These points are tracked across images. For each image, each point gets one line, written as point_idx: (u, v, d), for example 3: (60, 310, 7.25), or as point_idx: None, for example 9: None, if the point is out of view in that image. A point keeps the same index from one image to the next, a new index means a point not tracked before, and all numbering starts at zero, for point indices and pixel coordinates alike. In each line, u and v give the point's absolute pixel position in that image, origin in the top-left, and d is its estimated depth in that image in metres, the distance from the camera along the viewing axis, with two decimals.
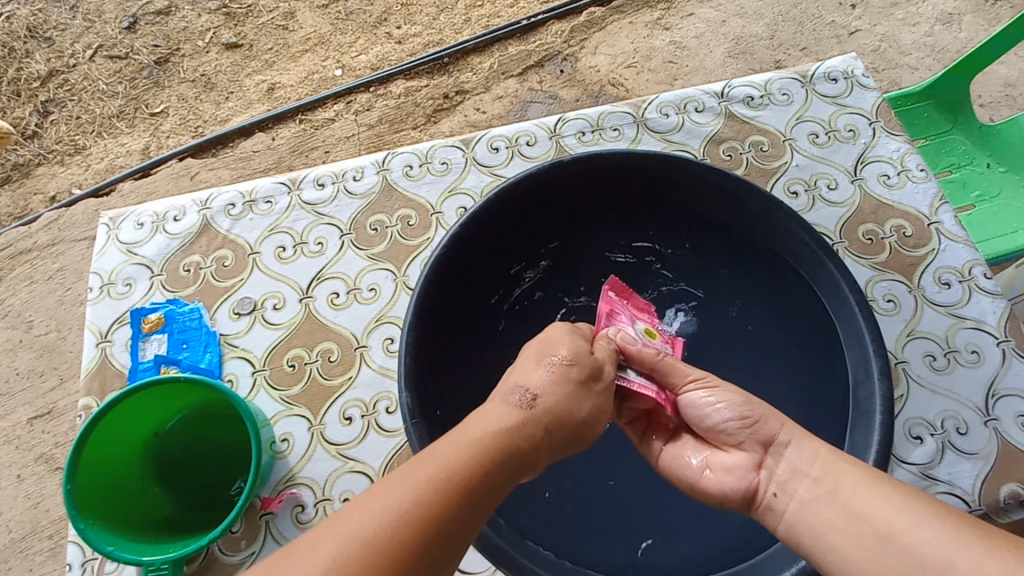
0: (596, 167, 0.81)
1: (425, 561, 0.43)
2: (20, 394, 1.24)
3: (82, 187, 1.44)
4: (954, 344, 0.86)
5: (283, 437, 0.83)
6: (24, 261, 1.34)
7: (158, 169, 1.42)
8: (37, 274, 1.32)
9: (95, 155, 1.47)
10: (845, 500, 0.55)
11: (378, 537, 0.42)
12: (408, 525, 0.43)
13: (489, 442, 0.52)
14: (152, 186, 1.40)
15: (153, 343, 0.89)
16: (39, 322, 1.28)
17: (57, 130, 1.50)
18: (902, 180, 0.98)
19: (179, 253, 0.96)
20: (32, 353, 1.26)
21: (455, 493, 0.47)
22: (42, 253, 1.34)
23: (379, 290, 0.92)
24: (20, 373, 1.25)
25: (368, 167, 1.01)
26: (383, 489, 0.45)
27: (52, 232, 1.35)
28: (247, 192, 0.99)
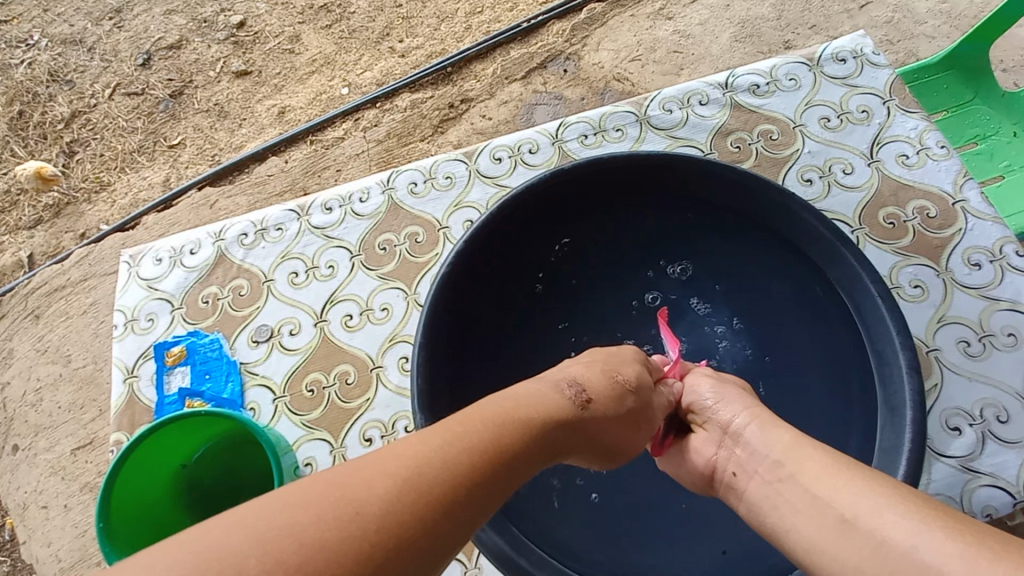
0: (598, 169, 0.80)
1: (459, 522, 0.42)
2: (63, 426, 1.28)
3: (110, 223, 1.49)
4: (989, 328, 0.82)
5: (306, 461, 0.85)
6: (58, 298, 1.39)
7: (179, 200, 1.46)
8: (72, 309, 1.37)
9: (119, 191, 1.52)
10: (814, 518, 0.51)
11: (426, 482, 0.41)
12: (459, 485, 0.43)
13: (541, 424, 0.51)
14: (173, 217, 1.43)
15: (177, 375, 0.91)
16: (77, 355, 1.33)
17: (83, 169, 1.56)
18: (922, 159, 0.94)
19: (197, 286, 0.98)
20: (72, 386, 1.30)
21: (499, 462, 0.46)
22: (75, 289, 1.39)
23: (392, 309, 0.93)
24: (62, 406, 1.30)
25: (374, 187, 1.02)
26: (441, 441, 0.45)
27: (83, 269, 1.40)
28: (258, 221, 1.01)
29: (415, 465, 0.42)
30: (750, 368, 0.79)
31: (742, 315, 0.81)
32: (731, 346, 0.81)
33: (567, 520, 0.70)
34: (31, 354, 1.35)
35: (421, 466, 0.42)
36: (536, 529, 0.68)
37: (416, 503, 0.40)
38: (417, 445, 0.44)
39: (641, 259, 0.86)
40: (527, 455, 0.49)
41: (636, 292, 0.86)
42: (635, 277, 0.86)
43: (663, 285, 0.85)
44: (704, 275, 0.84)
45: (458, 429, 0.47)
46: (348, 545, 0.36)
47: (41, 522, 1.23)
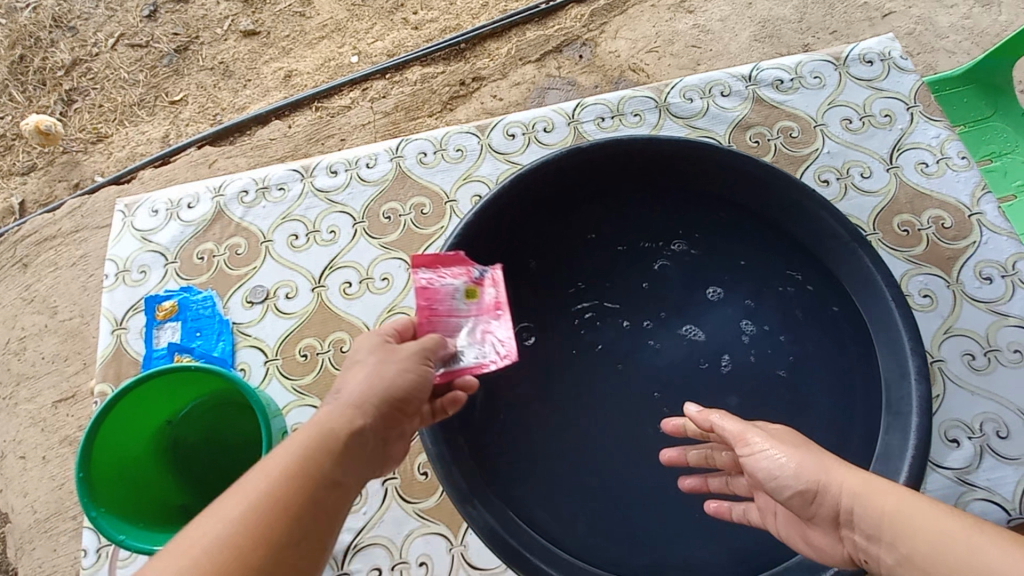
0: (613, 153, 0.79)
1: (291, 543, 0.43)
2: (46, 377, 1.25)
3: (105, 175, 1.45)
4: (995, 343, 0.81)
5: (295, 427, 0.82)
6: (48, 247, 1.36)
7: (178, 157, 1.42)
8: (61, 260, 1.33)
9: (117, 143, 1.48)
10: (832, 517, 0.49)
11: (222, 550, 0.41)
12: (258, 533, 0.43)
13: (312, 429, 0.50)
14: (170, 174, 1.40)
15: (166, 330, 0.88)
16: (64, 307, 1.29)
17: (81, 119, 1.51)
18: (942, 168, 0.92)
19: (192, 241, 0.95)
20: (56, 338, 1.27)
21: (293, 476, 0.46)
22: (66, 239, 1.35)
23: (392, 280, 0.91)
24: (46, 357, 1.27)
25: (382, 154, 0.99)
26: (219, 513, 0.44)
27: (75, 219, 1.36)
28: (260, 179, 0.99)
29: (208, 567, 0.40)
30: (763, 368, 0.74)
31: (752, 315, 0.77)
32: (752, 338, 0.76)
33: (560, 504, 0.68)
34: (17, 302, 1.32)
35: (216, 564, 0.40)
36: (529, 511, 0.67)
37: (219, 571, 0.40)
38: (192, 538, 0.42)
39: (650, 246, 0.82)
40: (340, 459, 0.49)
41: (647, 281, 0.81)
42: (629, 260, 0.82)
43: (673, 276, 0.81)
44: (713, 268, 0.80)
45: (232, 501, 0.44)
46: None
47: (17, 472, 1.20)
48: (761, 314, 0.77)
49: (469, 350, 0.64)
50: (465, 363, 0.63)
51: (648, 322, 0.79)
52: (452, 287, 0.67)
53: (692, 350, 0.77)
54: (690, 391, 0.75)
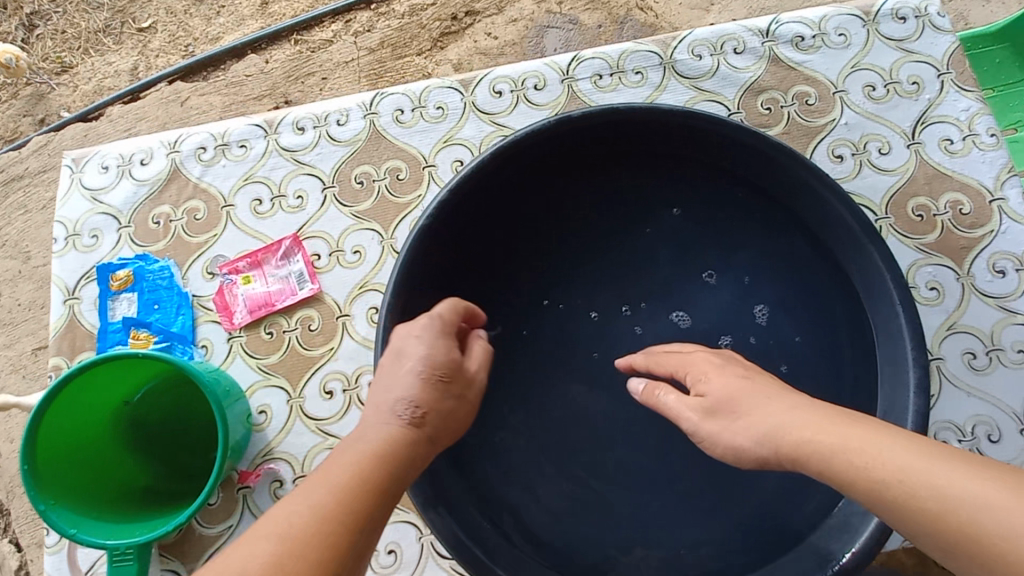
0: (609, 121, 0.68)
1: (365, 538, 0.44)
2: (23, 325, 1.20)
3: (71, 111, 1.33)
4: (999, 342, 0.77)
5: (260, 408, 0.79)
6: (17, 188, 1.26)
7: (147, 92, 1.29)
8: (31, 203, 1.25)
9: (82, 74, 1.35)
10: None
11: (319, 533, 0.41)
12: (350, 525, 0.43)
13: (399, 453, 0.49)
14: (140, 111, 1.27)
15: (122, 302, 0.82)
16: (38, 253, 1.22)
17: (43, 46, 1.37)
18: (967, 146, 0.84)
19: (147, 203, 0.87)
20: (31, 285, 1.21)
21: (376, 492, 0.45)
22: (34, 180, 1.26)
23: (364, 253, 0.84)
24: (21, 304, 1.20)
25: (354, 109, 0.89)
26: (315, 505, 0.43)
27: (41, 159, 1.26)
28: (219, 134, 0.89)
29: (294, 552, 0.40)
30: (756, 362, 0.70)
31: (751, 302, 0.72)
32: (747, 335, 0.72)
33: (533, 498, 0.67)
34: None
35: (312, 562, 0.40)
36: (499, 504, 0.66)
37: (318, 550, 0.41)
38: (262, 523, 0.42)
39: (648, 224, 0.75)
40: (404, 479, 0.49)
41: (642, 264, 0.75)
42: (620, 240, 0.76)
43: (665, 260, 0.75)
44: (713, 253, 0.74)
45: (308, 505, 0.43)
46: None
47: None
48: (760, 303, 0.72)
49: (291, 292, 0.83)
50: (297, 300, 0.82)
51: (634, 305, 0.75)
52: (232, 280, 0.83)
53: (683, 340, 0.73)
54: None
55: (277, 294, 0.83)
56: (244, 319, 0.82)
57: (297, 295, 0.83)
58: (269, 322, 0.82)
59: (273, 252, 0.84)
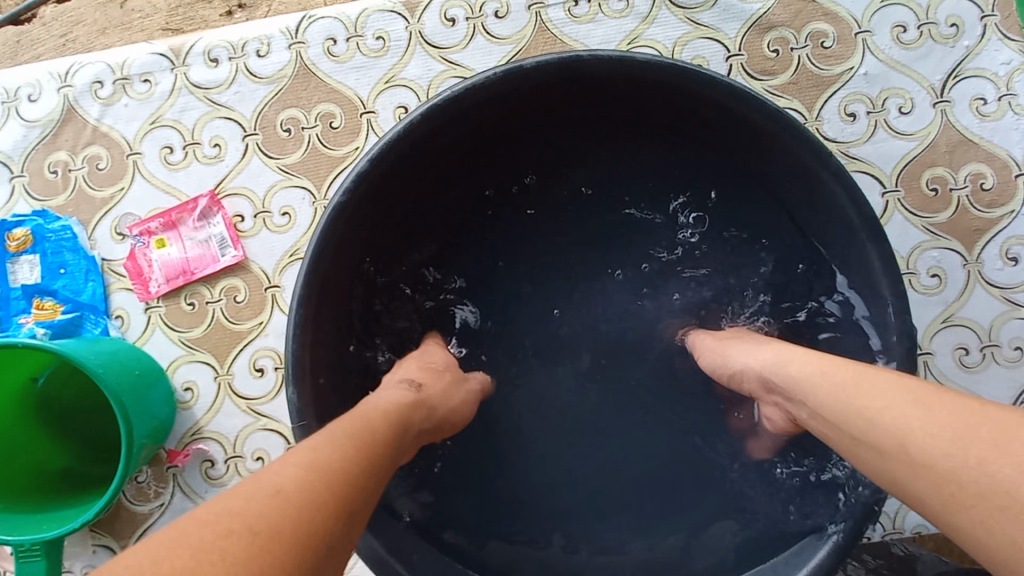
0: (570, 76, 0.54)
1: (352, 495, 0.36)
2: None
3: None
4: (997, 338, 0.69)
5: (185, 386, 0.72)
6: None
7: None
8: None
9: None
10: None
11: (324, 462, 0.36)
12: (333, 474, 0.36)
13: (392, 419, 0.45)
14: (77, 16, 0.78)
15: (23, 265, 0.72)
16: None
17: None
18: (1001, 109, 0.71)
19: (41, 148, 0.75)
20: None
21: (369, 451, 0.40)
22: None
23: (294, 216, 0.73)
24: None
25: (276, 37, 0.74)
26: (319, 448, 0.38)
27: None
28: (117, 65, 0.75)
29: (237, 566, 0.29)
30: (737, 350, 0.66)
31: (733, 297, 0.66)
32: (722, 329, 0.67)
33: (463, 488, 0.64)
34: None
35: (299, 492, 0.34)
36: (428, 495, 0.62)
37: (312, 485, 0.35)
38: (187, 522, 0.31)
39: (618, 211, 0.68)
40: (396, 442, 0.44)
41: (610, 258, 0.68)
42: (586, 211, 0.68)
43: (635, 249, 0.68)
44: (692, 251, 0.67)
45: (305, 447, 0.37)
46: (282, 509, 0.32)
47: None
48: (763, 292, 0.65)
49: (210, 259, 0.73)
50: (218, 268, 0.73)
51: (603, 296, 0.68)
52: (144, 243, 0.74)
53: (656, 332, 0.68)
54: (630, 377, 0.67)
55: (194, 262, 0.73)
56: (159, 290, 0.73)
57: (217, 264, 0.73)
58: (187, 293, 0.73)
59: (186, 212, 0.74)
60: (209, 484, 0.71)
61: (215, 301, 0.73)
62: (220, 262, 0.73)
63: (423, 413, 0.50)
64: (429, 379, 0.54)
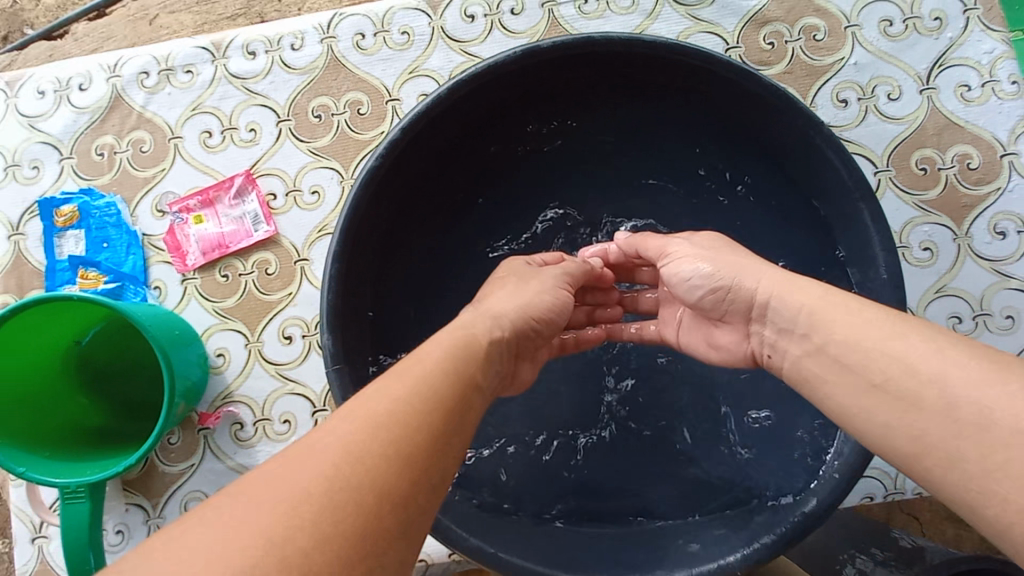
0: (581, 55, 0.60)
1: (400, 434, 0.37)
2: None
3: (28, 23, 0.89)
4: (988, 307, 0.73)
5: (217, 351, 0.76)
6: None
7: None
8: None
9: None
10: None
11: (371, 410, 0.38)
12: (380, 422, 0.37)
13: (449, 360, 0.45)
14: (107, 31, 0.85)
15: (69, 240, 0.78)
16: None
17: None
18: (985, 94, 0.76)
19: (89, 133, 0.81)
20: None
21: (423, 397, 0.40)
22: None
23: (323, 194, 0.79)
24: None
25: (310, 32, 0.81)
26: (367, 399, 0.39)
27: None
28: (162, 57, 0.81)
29: (311, 512, 0.31)
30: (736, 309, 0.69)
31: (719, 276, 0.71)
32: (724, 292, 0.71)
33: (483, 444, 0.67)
34: None
35: (343, 439, 0.35)
36: None
37: (359, 434, 0.36)
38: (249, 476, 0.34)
39: (620, 186, 0.74)
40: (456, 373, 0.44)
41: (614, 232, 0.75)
42: (595, 189, 0.75)
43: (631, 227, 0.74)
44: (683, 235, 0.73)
45: (357, 400, 0.39)
46: (328, 457, 0.34)
47: None
48: None
49: (244, 233, 0.78)
50: (251, 242, 0.78)
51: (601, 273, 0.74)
52: (183, 219, 0.79)
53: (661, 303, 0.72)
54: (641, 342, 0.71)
55: (229, 236, 0.78)
56: (195, 262, 0.78)
57: (250, 238, 0.78)
58: (222, 264, 0.78)
59: (223, 190, 0.79)
60: (238, 445, 0.75)
61: (248, 273, 0.78)
62: (252, 236, 0.78)
63: (489, 322, 0.53)
64: (494, 293, 0.59)
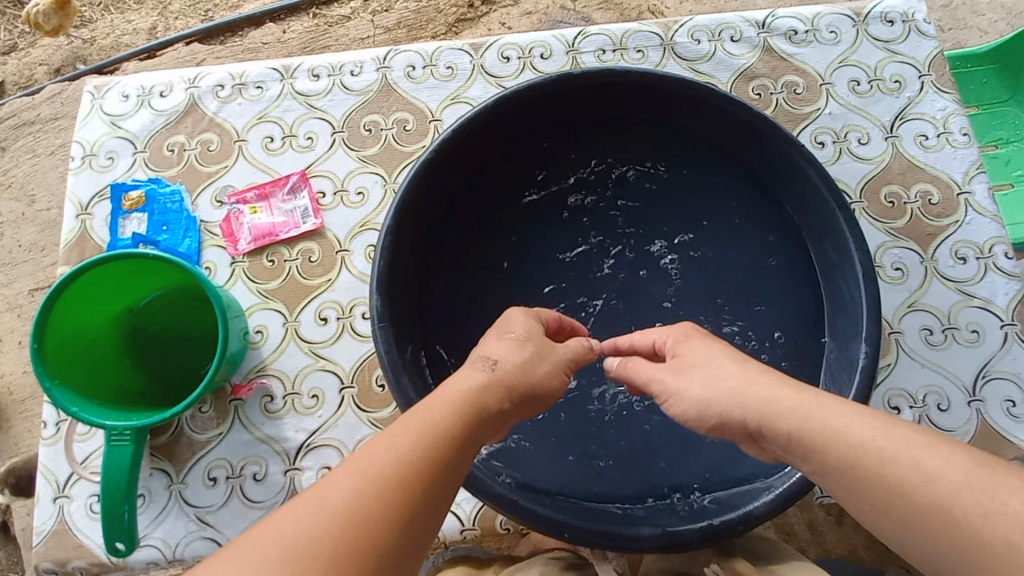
0: (606, 84, 0.74)
1: (404, 501, 0.41)
2: (22, 266, 1.19)
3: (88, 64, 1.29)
4: (955, 321, 0.82)
5: (257, 328, 0.83)
6: (27, 133, 1.25)
7: (164, 52, 1.27)
8: (40, 148, 1.23)
9: (100, 30, 1.29)
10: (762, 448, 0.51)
11: (377, 472, 0.41)
12: (385, 489, 0.41)
13: (454, 420, 0.48)
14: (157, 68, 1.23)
15: (133, 221, 0.87)
16: (42, 197, 1.21)
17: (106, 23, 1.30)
18: (941, 143, 0.90)
19: (163, 132, 0.92)
20: (33, 228, 1.21)
21: (426, 463, 0.44)
22: (44, 127, 1.24)
23: (367, 195, 0.88)
24: (22, 247, 1.20)
25: (368, 62, 0.94)
26: (375, 457, 0.42)
27: (54, 106, 1.25)
28: (237, 74, 0.94)
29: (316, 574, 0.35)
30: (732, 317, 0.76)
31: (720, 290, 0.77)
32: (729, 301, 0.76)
33: None
34: None
35: (351, 501, 0.39)
36: None
37: (367, 498, 0.40)
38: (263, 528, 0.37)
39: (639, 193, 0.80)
40: (459, 440, 0.47)
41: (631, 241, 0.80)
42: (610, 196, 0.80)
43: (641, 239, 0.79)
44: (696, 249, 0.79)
45: (364, 458, 0.42)
46: (333, 519, 0.38)
47: None
48: (759, 276, 0.76)
49: (293, 223, 0.87)
50: (299, 232, 0.86)
51: (610, 285, 0.79)
52: (239, 209, 0.88)
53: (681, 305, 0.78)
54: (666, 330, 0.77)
55: (279, 226, 0.87)
56: (245, 248, 0.86)
57: (298, 228, 0.87)
58: (270, 250, 0.86)
59: (279, 187, 0.89)
60: (267, 417, 0.79)
61: (293, 259, 0.86)
62: (301, 227, 0.87)
63: (501, 393, 0.53)
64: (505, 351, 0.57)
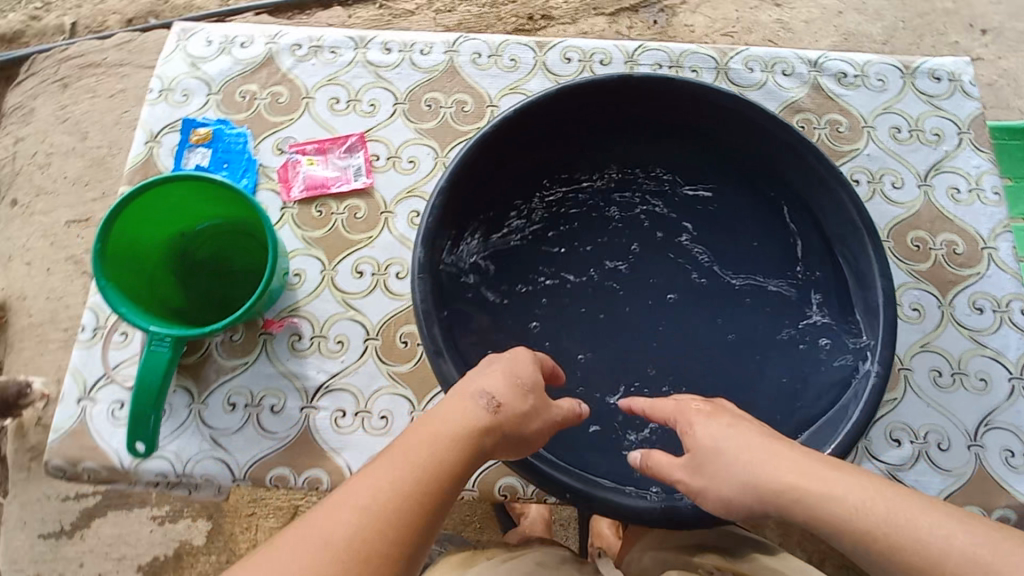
0: (665, 90, 0.80)
1: (395, 530, 0.48)
2: (62, 197, 1.26)
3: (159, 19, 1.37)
4: (965, 367, 0.84)
5: (296, 271, 0.87)
6: (90, 74, 1.33)
7: (233, 19, 1.36)
8: (100, 90, 1.31)
9: None
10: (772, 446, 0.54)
11: (372, 507, 0.48)
12: (379, 523, 0.47)
13: (446, 451, 0.54)
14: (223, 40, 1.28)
15: (197, 154, 0.92)
16: (94, 134, 1.29)
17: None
18: (972, 197, 0.93)
19: (238, 78, 0.97)
20: (81, 162, 1.27)
21: (417, 497, 0.50)
22: (109, 71, 1.32)
23: (418, 164, 0.93)
24: (69, 179, 1.27)
25: (438, 44, 1.00)
26: (370, 490, 0.49)
27: (122, 53, 1.32)
28: (315, 37, 1.00)
29: None
30: (747, 328, 0.80)
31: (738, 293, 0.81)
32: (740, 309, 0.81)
33: None
34: (51, 119, 1.30)
35: (349, 533, 0.47)
36: None
37: (363, 529, 0.47)
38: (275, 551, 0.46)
39: (669, 197, 0.86)
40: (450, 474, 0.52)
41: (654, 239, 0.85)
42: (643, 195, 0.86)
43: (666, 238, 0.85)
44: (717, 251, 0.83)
45: (362, 489, 0.49)
46: (334, 548, 0.46)
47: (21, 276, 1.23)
48: (772, 290, 0.81)
49: (345, 179, 0.92)
50: (350, 188, 0.91)
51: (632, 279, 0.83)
52: (297, 159, 0.93)
53: (699, 301, 0.82)
54: (679, 323, 0.81)
55: (332, 180, 0.92)
56: (297, 195, 0.90)
57: (350, 185, 0.91)
58: (320, 200, 0.91)
59: (338, 144, 0.94)
60: (293, 354, 0.83)
61: (341, 212, 0.90)
62: (352, 184, 0.91)
63: (494, 435, 0.56)
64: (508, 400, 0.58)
